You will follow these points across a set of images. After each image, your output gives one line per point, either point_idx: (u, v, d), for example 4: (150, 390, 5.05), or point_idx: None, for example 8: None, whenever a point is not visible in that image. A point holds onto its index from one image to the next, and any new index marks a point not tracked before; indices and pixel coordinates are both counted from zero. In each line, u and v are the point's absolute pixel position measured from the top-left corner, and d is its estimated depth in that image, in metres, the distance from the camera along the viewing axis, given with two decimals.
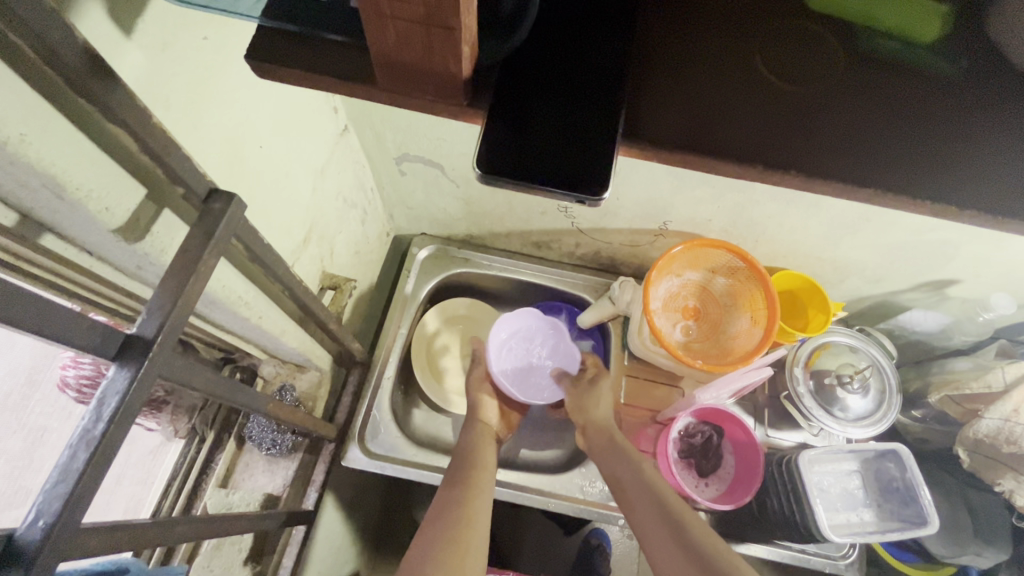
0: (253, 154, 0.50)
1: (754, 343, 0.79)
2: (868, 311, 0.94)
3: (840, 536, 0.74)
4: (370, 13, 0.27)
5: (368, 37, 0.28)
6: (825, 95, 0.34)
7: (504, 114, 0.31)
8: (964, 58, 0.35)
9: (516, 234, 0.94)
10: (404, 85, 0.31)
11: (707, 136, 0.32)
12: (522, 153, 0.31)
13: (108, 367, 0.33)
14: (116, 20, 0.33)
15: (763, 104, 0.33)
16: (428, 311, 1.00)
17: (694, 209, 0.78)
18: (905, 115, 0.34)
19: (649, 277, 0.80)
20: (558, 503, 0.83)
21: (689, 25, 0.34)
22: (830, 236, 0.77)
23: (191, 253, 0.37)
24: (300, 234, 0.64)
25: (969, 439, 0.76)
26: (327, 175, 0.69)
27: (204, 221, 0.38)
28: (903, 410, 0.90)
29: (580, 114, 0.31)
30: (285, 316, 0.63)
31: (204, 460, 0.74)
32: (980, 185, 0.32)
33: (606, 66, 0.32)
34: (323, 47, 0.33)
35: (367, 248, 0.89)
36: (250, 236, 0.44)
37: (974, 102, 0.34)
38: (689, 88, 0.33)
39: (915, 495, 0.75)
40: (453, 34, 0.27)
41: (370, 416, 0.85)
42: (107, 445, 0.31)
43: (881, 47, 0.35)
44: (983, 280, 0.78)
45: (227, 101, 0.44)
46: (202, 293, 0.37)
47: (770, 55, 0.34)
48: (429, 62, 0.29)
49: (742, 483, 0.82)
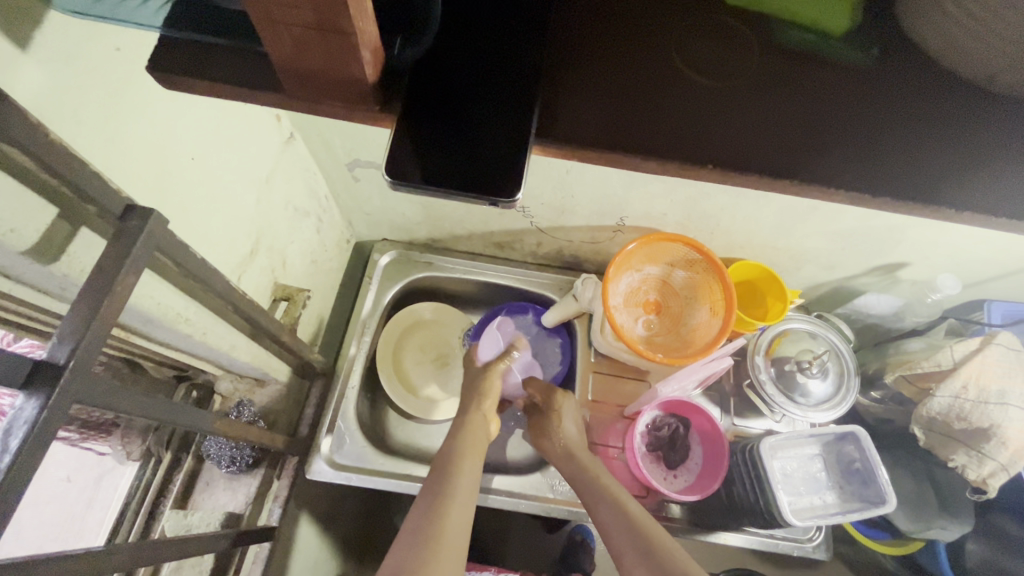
0: (185, 167, 0.49)
1: (713, 334, 0.80)
2: (826, 297, 0.96)
3: (803, 520, 0.75)
4: (262, 21, 0.26)
5: (267, 46, 0.28)
6: (741, 89, 0.34)
7: (420, 121, 0.31)
8: (875, 47, 0.36)
9: (478, 235, 0.94)
10: (316, 93, 0.31)
11: (624, 133, 0.32)
12: (435, 157, 0.30)
13: (15, 397, 0.32)
14: (9, 34, 0.32)
15: (680, 99, 0.33)
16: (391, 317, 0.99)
17: (648, 204, 0.79)
18: (821, 106, 0.34)
19: (608, 273, 0.80)
20: (528, 504, 0.83)
21: (604, 23, 0.34)
22: (782, 225, 0.78)
23: (107, 272, 0.36)
24: (246, 246, 0.63)
25: (923, 418, 0.77)
26: (274, 185, 0.68)
27: (121, 238, 0.37)
28: (863, 392, 0.92)
29: (495, 116, 0.31)
30: (234, 330, 0.62)
31: (160, 483, 0.72)
32: (895, 173, 0.33)
33: (519, 68, 0.32)
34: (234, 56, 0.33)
35: (325, 256, 0.88)
36: (178, 251, 0.43)
37: (887, 90, 0.35)
38: (605, 86, 0.33)
39: (874, 475, 0.76)
40: (350, 38, 0.26)
41: (335, 425, 0.84)
42: (14, 478, 0.30)
43: (795, 39, 0.35)
44: (931, 261, 0.80)
45: (150, 114, 0.43)
46: (120, 312, 0.36)
47: (686, 50, 0.34)
48: (331, 68, 0.28)
49: (709, 472, 0.83)
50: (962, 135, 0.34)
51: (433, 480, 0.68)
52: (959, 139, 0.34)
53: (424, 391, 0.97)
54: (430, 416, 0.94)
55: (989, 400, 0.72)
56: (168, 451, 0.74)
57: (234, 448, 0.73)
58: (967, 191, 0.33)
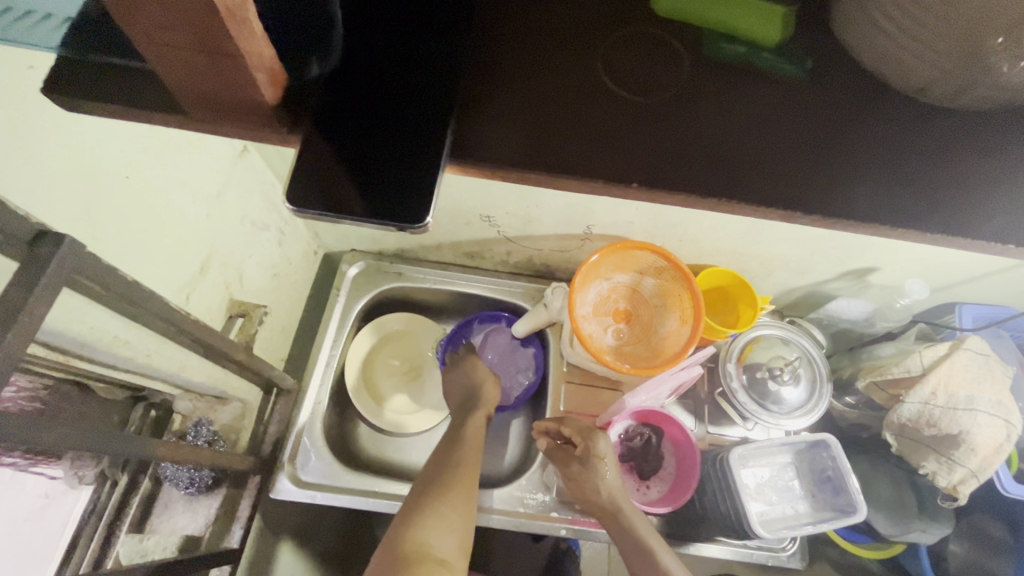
0: (116, 186, 0.47)
1: (682, 343, 0.79)
2: (799, 302, 0.95)
3: (774, 531, 0.74)
4: (144, 44, 0.25)
5: (158, 70, 0.27)
6: (669, 104, 0.33)
7: (329, 142, 0.29)
8: (809, 60, 0.35)
9: (447, 246, 0.93)
10: (219, 116, 0.29)
11: (545, 153, 0.31)
12: (341, 179, 0.29)
13: None
14: None
15: (606, 116, 0.32)
16: (361, 329, 0.97)
17: (614, 212, 0.78)
18: (752, 122, 0.33)
19: (575, 283, 0.79)
20: (498, 519, 0.81)
21: (527, 39, 0.33)
22: (749, 232, 0.77)
23: (13, 303, 0.34)
24: (195, 263, 0.61)
25: (894, 424, 0.76)
26: (227, 200, 0.66)
27: (29, 267, 0.35)
28: (838, 398, 0.92)
29: (405, 137, 0.29)
30: (183, 351, 0.60)
31: (117, 504, 0.69)
32: (826, 191, 0.32)
33: (433, 86, 0.31)
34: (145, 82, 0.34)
35: (290, 270, 0.86)
36: (102, 276, 0.41)
37: (819, 103, 0.34)
38: (526, 104, 0.32)
39: (844, 483, 0.75)
40: (238, 60, 0.25)
41: (300, 443, 0.83)
42: None
43: (726, 52, 0.34)
44: (899, 266, 0.79)
45: (70, 133, 0.41)
46: (27, 345, 0.34)
47: (614, 64, 0.33)
48: (227, 90, 0.27)
49: (682, 482, 0.82)
50: (893, 152, 0.33)
51: (424, 487, 0.68)
52: (889, 157, 0.33)
53: (393, 403, 0.95)
54: (401, 430, 0.92)
55: (958, 407, 0.71)
56: (124, 473, 0.71)
57: (192, 470, 0.73)
58: (898, 210, 0.32)
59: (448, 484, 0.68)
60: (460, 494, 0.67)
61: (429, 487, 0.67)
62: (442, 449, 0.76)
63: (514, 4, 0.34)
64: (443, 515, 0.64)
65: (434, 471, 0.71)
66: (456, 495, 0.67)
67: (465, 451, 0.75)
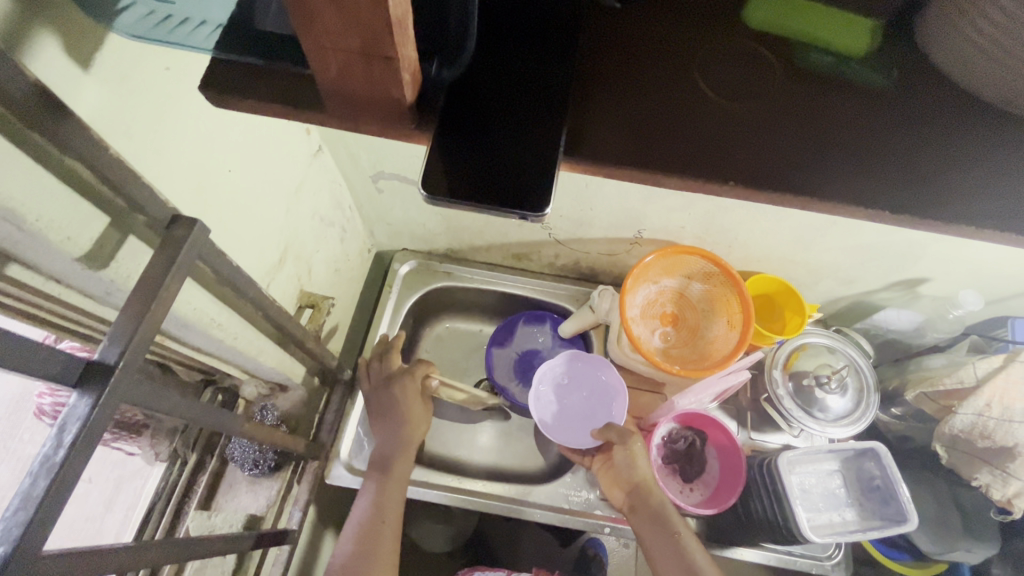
0: (220, 179, 0.51)
1: (730, 347, 0.80)
2: (844, 312, 0.95)
3: (821, 537, 0.75)
4: (312, 47, 0.28)
5: (313, 69, 0.30)
6: (760, 112, 0.35)
7: (455, 137, 0.33)
8: (895, 69, 0.37)
9: (496, 247, 0.95)
10: (355, 112, 0.33)
11: (648, 153, 0.33)
12: (470, 171, 0.32)
13: (69, 395, 0.33)
14: (73, 55, 0.33)
15: (703, 120, 0.35)
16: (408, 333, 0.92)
17: (667, 217, 0.79)
18: (840, 125, 0.35)
19: (625, 285, 0.81)
20: (544, 513, 0.83)
21: (628, 51, 0.36)
22: (801, 240, 0.78)
23: (155, 277, 0.38)
24: (275, 254, 0.65)
25: (946, 435, 0.77)
26: (303, 196, 0.70)
27: (168, 246, 0.39)
28: (883, 408, 0.91)
29: (522, 138, 0.33)
30: (262, 336, 0.64)
31: (187, 483, 0.74)
32: (915, 192, 0.34)
33: (546, 92, 0.34)
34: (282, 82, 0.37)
35: (348, 265, 0.90)
36: (216, 258, 0.45)
37: (906, 110, 0.36)
38: (630, 109, 0.35)
39: (894, 493, 0.75)
40: (393, 63, 0.28)
41: (353, 433, 0.84)
42: (68, 471, 0.32)
43: (815, 63, 0.37)
44: (951, 276, 0.79)
45: (194, 129, 0.45)
46: (165, 317, 0.38)
47: (709, 74, 0.36)
48: (373, 89, 0.30)
49: (727, 486, 0.82)
50: (985, 156, 0.35)
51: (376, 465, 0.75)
52: (979, 160, 0.34)
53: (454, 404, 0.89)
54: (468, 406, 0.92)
55: (1014, 419, 0.70)
56: (194, 453, 0.76)
57: (257, 452, 0.76)
58: (987, 209, 0.33)
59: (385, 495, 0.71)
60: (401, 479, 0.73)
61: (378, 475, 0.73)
62: (386, 433, 0.78)
63: (615, 23, 0.37)
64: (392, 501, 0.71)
65: (381, 457, 0.76)
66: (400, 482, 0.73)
67: (408, 432, 0.77)
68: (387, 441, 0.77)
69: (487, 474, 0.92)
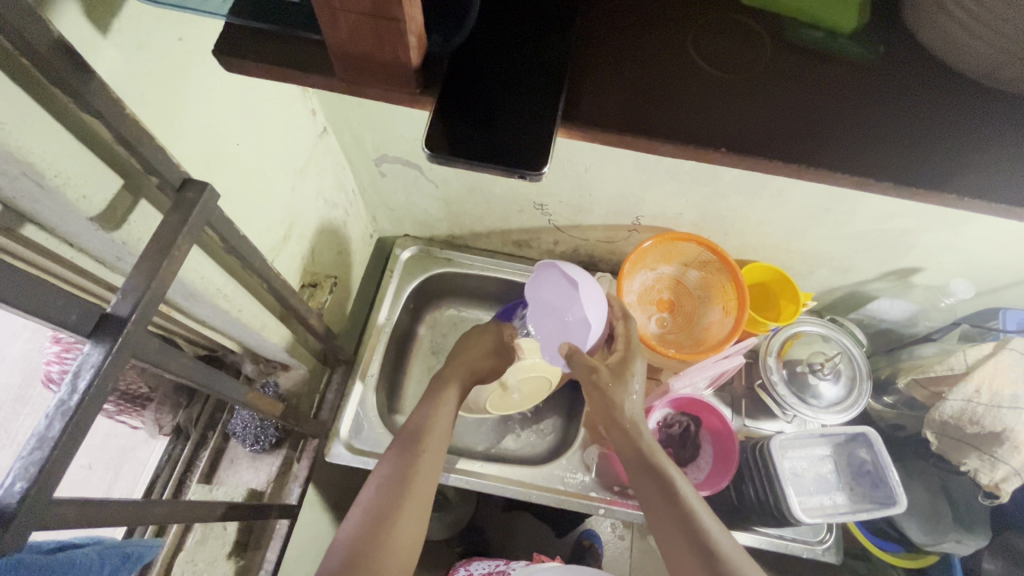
0: (228, 152, 0.52)
1: (725, 332, 0.82)
2: (838, 302, 0.97)
3: (812, 517, 0.76)
4: (323, 8, 0.29)
5: (324, 32, 0.31)
6: (752, 83, 0.37)
7: (454, 101, 0.35)
8: (881, 46, 0.38)
9: (496, 233, 0.97)
10: (362, 76, 0.34)
11: (643, 118, 0.35)
12: (471, 135, 0.34)
13: (83, 344, 0.35)
14: (93, 20, 0.35)
15: (697, 88, 0.36)
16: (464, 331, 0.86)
17: (664, 203, 0.80)
18: (829, 96, 0.37)
19: (623, 270, 0.83)
20: (539, 494, 0.84)
21: (625, 23, 0.38)
22: (796, 228, 0.79)
23: (166, 237, 0.39)
24: (280, 231, 0.67)
25: (936, 422, 0.78)
26: (307, 176, 0.71)
27: (179, 209, 0.40)
28: (875, 397, 0.92)
29: (522, 104, 0.35)
30: (264, 310, 0.65)
31: (189, 457, 0.76)
32: (896, 160, 0.35)
33: (546, 60, 0.36)
34: (274, 41, 0.36)
35: (350, 248, 0.92)
36: (222, 224, 0.46)
37: (890, 83, 0.37)
38: (625, 76, 0.36)
39: (884, 477, 0.76)
40: (399, 24, 0.29)
41: (353, 413, 0.85)
42: (82, 415, 0.33)
43: (804, 37, 0.38)
44: (943, 266, 0.81)
45: (203, 99, 0.47)
46: (175, 276, 0.39)
47: (701, 46, 0.38)
48: (379, 52, 0.32)
49: (719, 469, 0.83)
50: (966, 124, 0.36)
51: (405, 435, 0.70)
52: (961, 128, 0.36)
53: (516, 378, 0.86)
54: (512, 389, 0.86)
55: (1002, 404, 0.72)
56: (196, 429, 0.78)
57: (259, 428, 0.76)
58: (969, 177, 0.35)
59: (411, 466, 0.66)
60: (433, 452, 0.68)
61: (406, 444, 0.68)
62: (421, 407, 0.74)
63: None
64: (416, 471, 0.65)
65: (410, 428, 0.71)
66: (431, 454, 0.68)
67: (441, 407, 0.73)
68: (422, 410, 0.73)
69: (484, 456, 0.94)
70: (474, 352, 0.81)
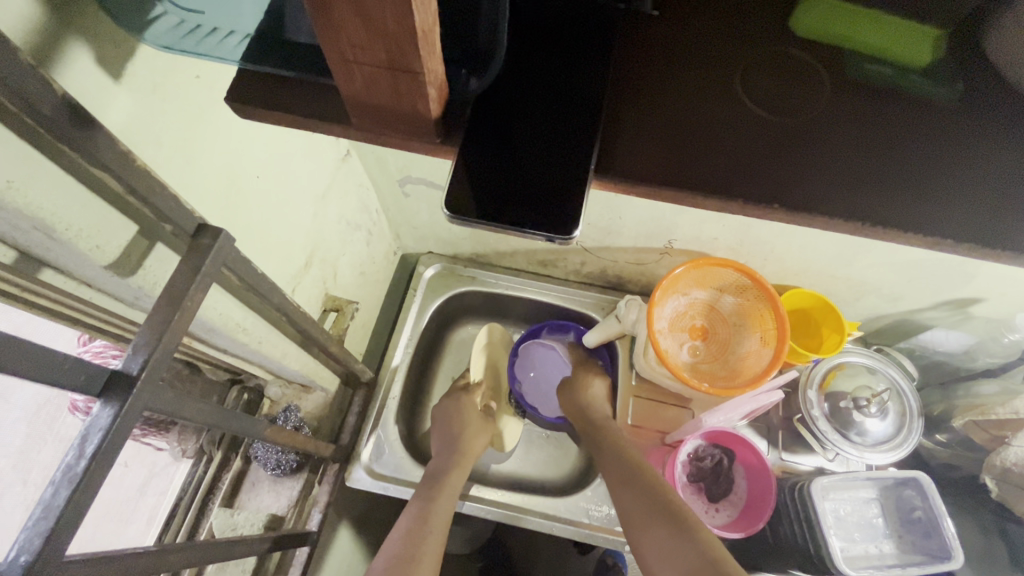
0: (249, 184, 0.51)
1: (764, 364, 0.75)
2: (886, 330, 0.91)
3: (856, 569, 0.70)
4: (336, 59, 0.27)
5: (338, 82, 0.29)
6: (810, 125, 0.35)
7: (488, 160, 0.33)
8: (957, 84, 0.37)
9: (522, 253, 0.94)
10: (379, 123, 0.32)
11: (686, 168, 0.34)
12: (494, 193, 0.33)
13: (93, 405, 0.34)
14: (104, 66, 0.34)
15: (750, 132, 0.35)
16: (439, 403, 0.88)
17: (699, 228, 0.76)
18: (890, 139, 0.35)
19: (654, 297, 0.78)
20: (562, 528, 0.81)
21: (674, 62, 0.37)
22: (842, 255, 0.74)
23: (178, 287, 0.38)
24: (302, 259, 0.66)
25: (997, 467, 0.73)
26: (329, 200, 0.70)
27: (193, 255, 0.39)
28: (926, 434, 0.86)
29: (563, 155, 0.33)
30: (286, 339, 0.64)
31: (212, 478, 0.76)
32: (963, 215, 0.33)
33: (585, 102, 0.34)
34: None
35: (373, 268, 0.90)
36: (239, 265, 0.45)
37: (970, 125, 0.36)
38: (669, 121, 0.35)
39: (937, 526, 0.70)
40: (418, 77, 0.27)
41: (375, 437, 0.86)
42: (88, 482, 0.32)
43: (869, 73, 0.37)
44: (1007, 299, 0.74)
45: (222, 134, 0.45)
46: (189, 327, 0.38)
47: (753, 84, 0.36)
48: (398, 103, 0.30)
49: (755, 508, 0.78)
50: None
51: (427, 480, 0.76)
52: None
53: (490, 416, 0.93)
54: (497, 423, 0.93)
55: None
56: (218, 450, 0.77)
57: (280, 452, 0.75)
58: None
59: (428, 513, 0.70)
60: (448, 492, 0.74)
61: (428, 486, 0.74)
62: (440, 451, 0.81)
63: (664, 34, 0.38)
64: (434, 514, 0.70)
65: (429, 475, 0.77)
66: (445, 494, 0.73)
67: (466, 444, 0.82)
68: (443, 456, 0.79)
69: (506, 482, 0.91)
70: (469, 427, 0.84)
